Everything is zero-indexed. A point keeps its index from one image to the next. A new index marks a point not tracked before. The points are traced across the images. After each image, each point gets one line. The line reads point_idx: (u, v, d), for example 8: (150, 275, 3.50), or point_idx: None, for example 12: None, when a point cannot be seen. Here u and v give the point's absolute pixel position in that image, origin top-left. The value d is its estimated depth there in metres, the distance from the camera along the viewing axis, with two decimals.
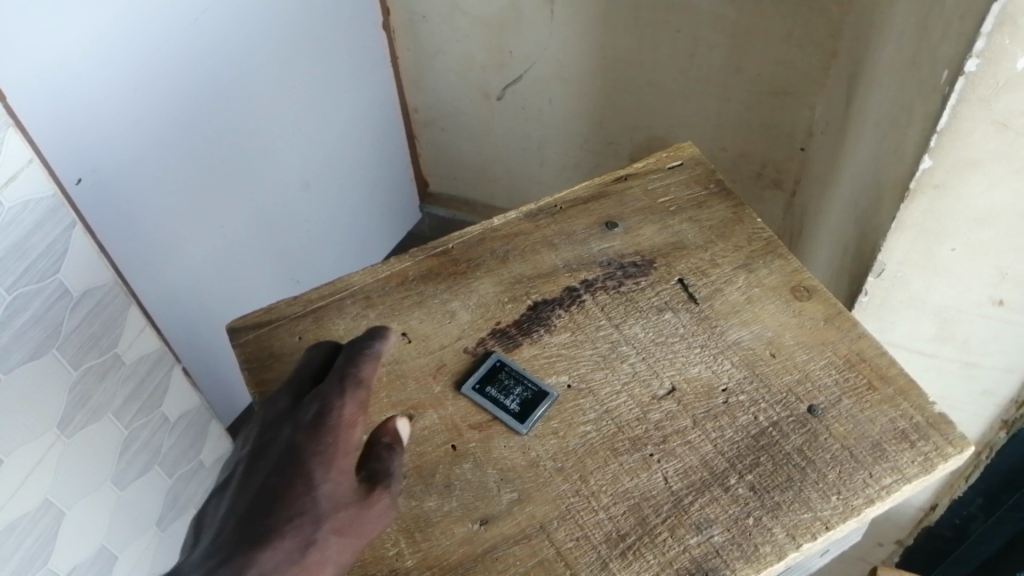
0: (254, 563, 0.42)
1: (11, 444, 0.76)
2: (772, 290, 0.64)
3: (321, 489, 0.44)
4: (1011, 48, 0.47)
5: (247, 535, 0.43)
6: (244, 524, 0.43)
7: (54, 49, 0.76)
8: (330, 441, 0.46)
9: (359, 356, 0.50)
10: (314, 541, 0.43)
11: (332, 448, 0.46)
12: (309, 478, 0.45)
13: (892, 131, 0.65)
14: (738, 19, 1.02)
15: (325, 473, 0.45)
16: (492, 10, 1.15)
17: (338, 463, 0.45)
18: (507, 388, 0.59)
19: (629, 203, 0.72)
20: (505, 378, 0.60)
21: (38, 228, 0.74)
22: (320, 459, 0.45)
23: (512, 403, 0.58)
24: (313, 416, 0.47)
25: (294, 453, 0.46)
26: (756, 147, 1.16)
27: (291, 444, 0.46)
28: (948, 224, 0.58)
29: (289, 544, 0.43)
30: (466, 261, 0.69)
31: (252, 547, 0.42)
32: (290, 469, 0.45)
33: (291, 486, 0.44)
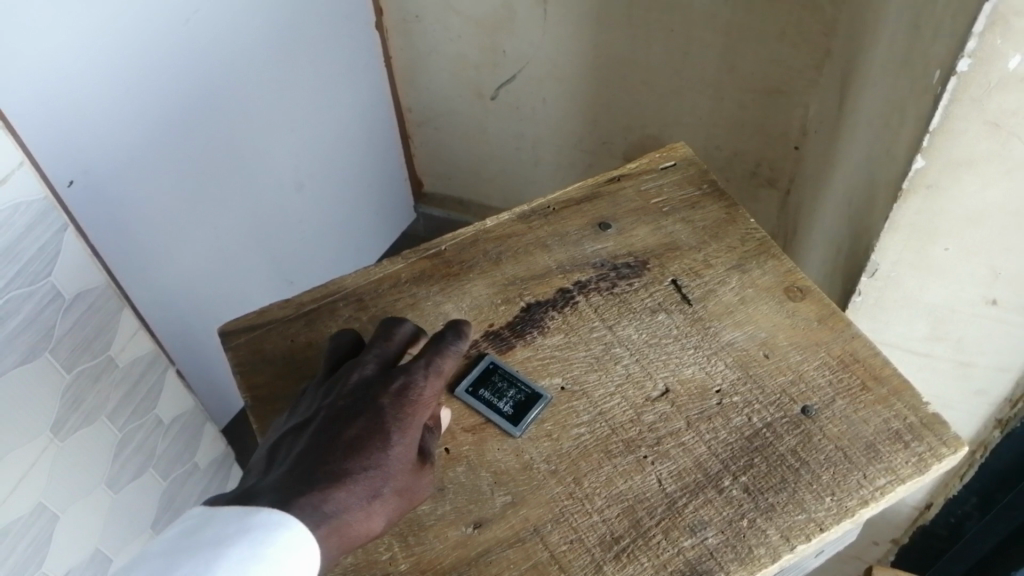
0: (329, 500, 0.46)
1: (4, 448, 0.76)
2: (765, 291, 0.64)
3: (395, 451, 0.49)
4: (1003, 47, 0.47)
5: (327, 473, 0.47)
6: (323, 463, 0.48)
7: (44, 50, 0.76)
8: (410, 412, 0.51)
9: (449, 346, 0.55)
10: (382, 494, 0.48)
11: (409, 419, 0.51)
12: (387, 439, 0.49)
13: (884, 130, 0.65)
14: (731, 18, 1.02)
15: (401, 437, 0.49)
16: (485, 9, 1.15)
17: (412, 433, 0.50)
18: (501, 390, 0.59)
19: (622, 204, 0.72)
20: (498, 381, 0.60)
21: (29, 231, 0.74)
22: (400, 424, 0.50)
23: (506, 406, 0.58)
24: (397, 385, 0.52)
25: (376, 413, 0.50)
26: (750, 146, 1.16)
27: (374, 405, 0.50)
28: (941, 224, 0.58)
29: (362, 490, 0.47)
30: (458, 263, 0.68)
31: (330, 487, 0.46)
32: (371, 425, 0.49)
33: (371, 441, 0.49)
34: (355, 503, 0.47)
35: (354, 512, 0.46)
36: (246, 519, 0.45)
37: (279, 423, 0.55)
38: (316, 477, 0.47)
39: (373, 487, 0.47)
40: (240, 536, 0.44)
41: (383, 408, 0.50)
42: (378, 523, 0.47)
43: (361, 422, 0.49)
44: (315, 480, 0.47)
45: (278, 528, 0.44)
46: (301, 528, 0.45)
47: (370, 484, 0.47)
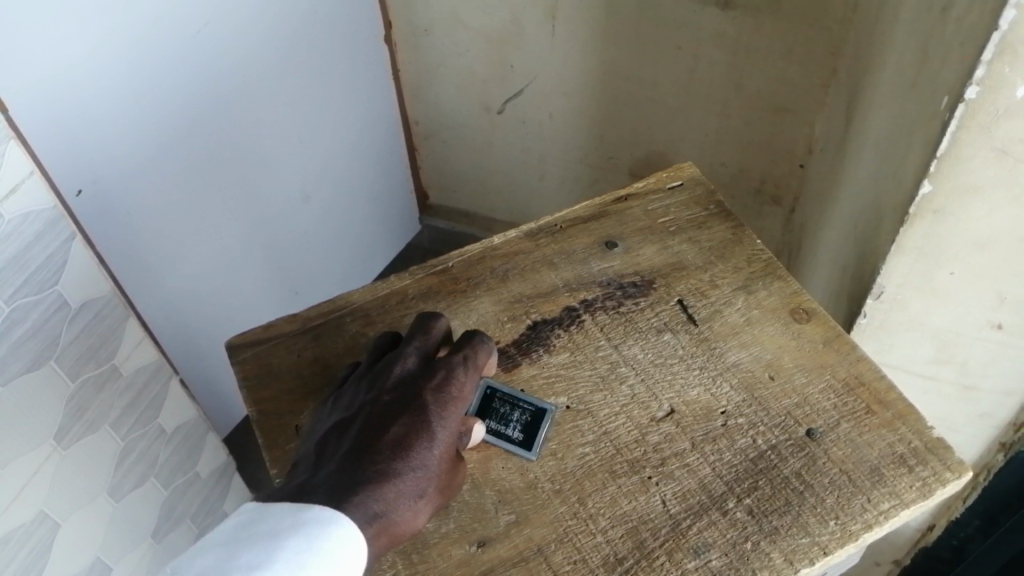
0: (378, 501, 0.48)
1: (7, 456, 0.76)
2: (771, 313, 0.64)
3: (438, 448, 0.51)
4: (1011, 76, 0.48)
5: (375, 474, 0.49)
6: (370, 461, 0.49)
7: (55, 61, 0.76)
8: (450, 409, 0.52)
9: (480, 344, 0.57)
10: (426, 492, 0.50)
11: (449, 418, 0.52)
12: (430, 436, 0.51)
13: (891, 154, 0.65)
14: (738, 36, 1.02)
15: (445, 433, 0.52)
16: (494, 24, 1.15)
17: (452, 429, 0.52)
18: (505, 416, 0.59)
19: (629, 223, 0.72)
20: (500, 406, 0.59)
21: (37, 240, 0.74)
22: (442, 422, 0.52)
23: (515, 431, 0.58)
24: (438, 381, 0.53)
25: (420, 409, 0.52)
26: (755, 163, 1.16)
27: (416, 401, 0.52)
28: (948, 249, 0.58)
29: (409, 488, 0.49)
30: (465, 279, 0.69)
31: (378, 486, 0.48)
32: (414, 423, 0.51)
33: (415, 440, 0.50)
34: (402, 501, 0.49)
35: (402, 511, 0.49)
36: (298, 515, 0.46)
37: (322, 413, 0.57)
38: (365, 476, 0.49)
39: (419, 484, 0.50)
40: (294, 529, 0.46)
41: (424, 405, 0.52)
42: (422, 519, 0.50)
43: (405, 419, 0.51)
44: (363, 479, 0.48)
45: (330, 524, 0.46)
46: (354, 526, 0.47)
47: (416, 481, 0.49)
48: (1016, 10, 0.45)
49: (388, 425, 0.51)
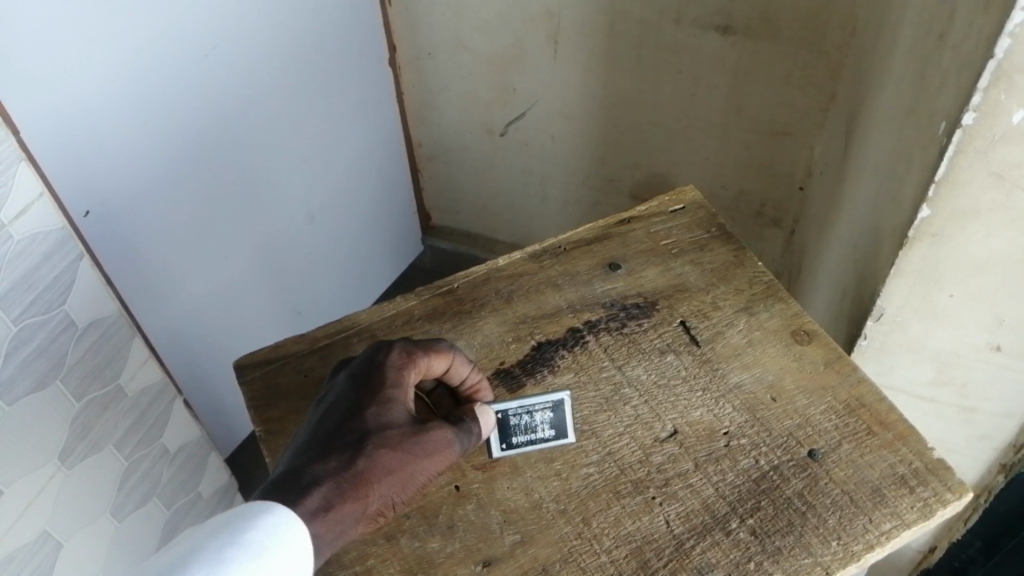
0: (315, 470, 0.49)
1: (11, 475, 0.76)
2: (773, 334, 0.65)
3: (376, 413, 0.52)
4: (1007, 102, 0.49)
5: (313, 451, 0.50)
6: (311, 443, 0.51)
7: (66, 84, 0.78)
8: (387, 376, 0.54)
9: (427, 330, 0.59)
10: (371, 452, 0.50)
11: (386, 385, 0.53)
12: (359, 406, 0.52)
13: (890, 178, 0.66)
14: (738, 61, 1.04)
15: (382, 400, 0.53)
16: (497, 48, 1.17)
17: (386, 394, 0.53)
18: (528, 424, 0.59)
19: (632, 245, 0.73)
20: (517, 418, 0.59)
21: (45, 261, 0.75)
22: (377, 389, 0.53)
23: (545, 429, 0.59)
24: (374, 360, 0.55)
25: (355, 388, 0.53)
26: (755, 186, 1.17)
27: (350, 383, 0.54)
28: (947, 272, 0.59)
29: (347, 454, 0.50)
30: (471, 300, 0.69)
31: (315, 459, 0.49)
32: (351, 401, 0.53)
33: (352, 413, 0.52)
34: (337, 466, 0.49)
35: (344, 474, 0.49)
36: (238, 514, 0.46)
37: None
38: (304, 456, 0.50)
39: (353, 448, 0.50)
40: (232, 527, 0.45)
41: (350, 384, 0.54)
42: (375, 481, 0.50)
43: (342, 401, 0.53)
44: (302, 459, 0.50)
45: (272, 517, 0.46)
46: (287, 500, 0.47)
47: (348, 446, 0.50)
48: (1010, 39, 0.46)
49: (328, 412, 0.53)
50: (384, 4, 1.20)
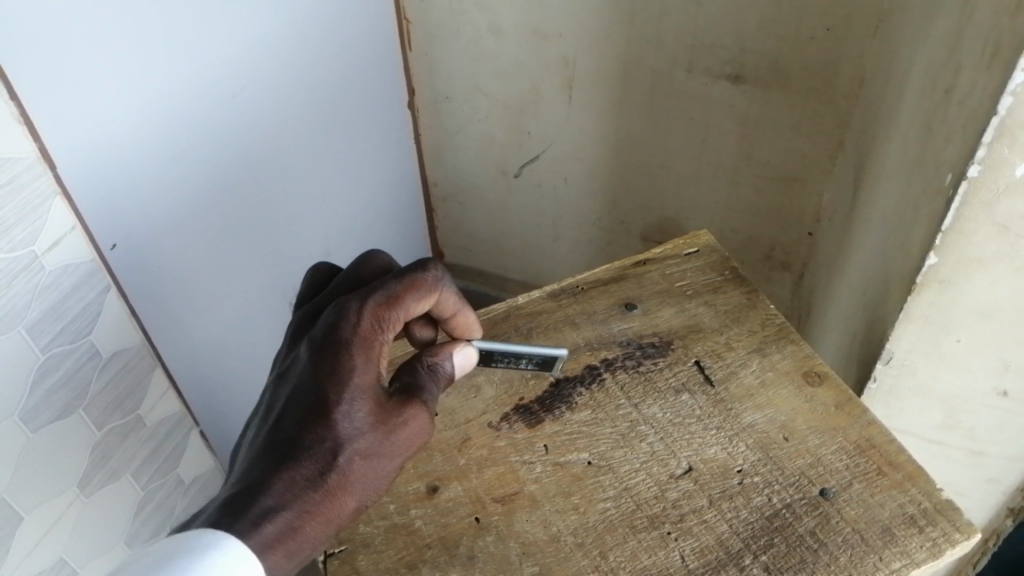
0: (281, 486, 0.49)
1: (33, 502, 0.78)
2: (784, 375, 0.66)
3: (343, 413, 0.51)
4: (1010, 157, 0.51)
5: (280, 460, 0.50)
6: (278, 444, 0.51)
7: (106, 124, 0.78)
8: (354, 361, 0.52)
9: (399, 277, 0.56)
10: (339, 462, 0.50)
11: (353, 375, 0.52)
12: (324, 399, 0.51)
13: (898, 225, 0.68)
14: (748, 109, 1.07)
15: (350, 394, 0.51)
16: (513, 91, 1.20)
17: (355, 389, 0.52)
18: (515, 362, 0.64)
19: (648, 286, 0.75)
20: (507, 359, 0.63)
21: (74, 291, 0.77)
22: (345, 377, 0.52)
23: (529, 364, 0.65)
24: (339, 334, 0.53)
25: (320, 374, 0.52)
26: (766, 230, 1.20)
27: (315, 364, 0.52)
28: (953, 319, 0.61)
29: (315, 465, 0.50)
30: (490, 337, 0.72)
31: (282, 473, 0.49)
32: (316, 392, 0.51)
33: (317, 412, 0.51)
34: (305, 484, 0.50)
35: (311, 491, 0.50)
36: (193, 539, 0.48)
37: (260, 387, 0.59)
38: (270, 463, 0.50)
39: (322, 461, 0.50)
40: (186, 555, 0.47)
41: (314, 366, 0.52)
42: (344, 492, 0.51)
43: (307, 390, 0.52)
44: (268, 467, 0.50)
45: (217, 551, 0.47)
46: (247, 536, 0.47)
47: (317, 459, 0.50)
48: (1012, 97, 0.48)
49: (294, 403, 0.52)
50: (404, 48, 1.24)
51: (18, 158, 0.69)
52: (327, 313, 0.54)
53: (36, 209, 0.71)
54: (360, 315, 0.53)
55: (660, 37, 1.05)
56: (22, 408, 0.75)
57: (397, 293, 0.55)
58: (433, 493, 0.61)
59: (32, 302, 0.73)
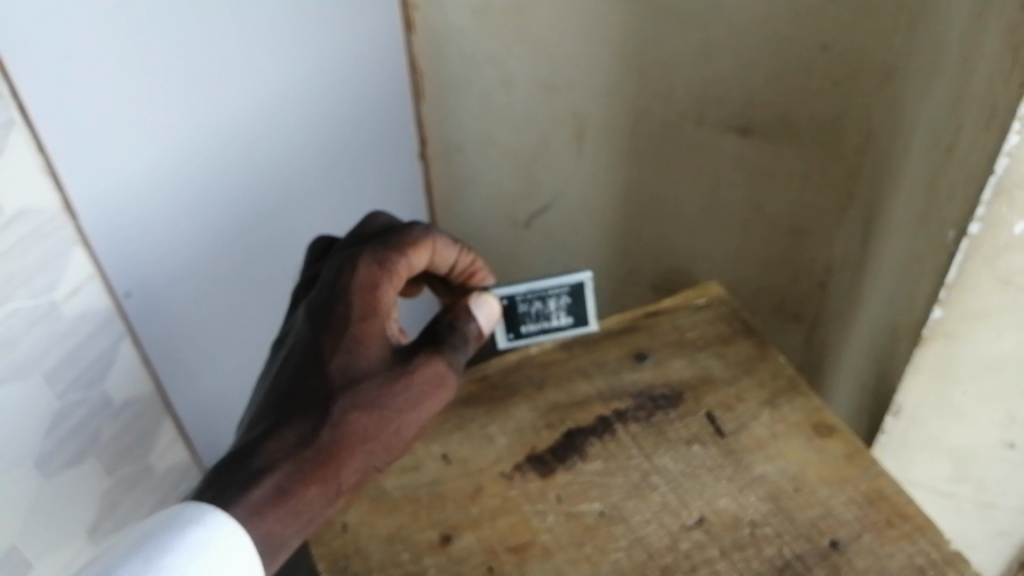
0: (285, 441, 0.56)
1: (39, 551, 0.80)
2: (794, 427, 0.67)
3: (341, 369, 0.58)
4: (1008, 214, 0.53)
5: (287, 418, 0.58)
6: (286, 405, 0.58)
7: (124, 176, 0.77)
8: (352, 315, 0.60)
9: (394, 237, 0.64)
10: (339, 413, 0.57)
11: (351, 332, 0.59)
12: (325, 357, 0.59)
13: (905, 279, 0.69)
14: (757, 162, 1.09)
15: (347, 348, 0.59)
16: (524, 143, 1.23)
17: (351, 342, 0.59)
18: (543, 308, 0.70)
19: (659, 337, 0.77)
20: (534, 304, 0.70)
21: (91, 339, 0.79)
22: (343, 329, 0.59)
23: (560, 309, 0.70)
24: (337, 293, 0.61)
25: (321, 334, 0.60)
26: (777, 282, 1.20)
27: (316, 324, 0.60)
28: (960, 373, 0.62)
29: (317, 420, 0.57)
30: (504, 387, 0.73)
31: (287, 429, 0.57)
32: (319, 351, 0.59)
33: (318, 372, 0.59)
34: (308, 436, 0.57)
35: (313, 443, 0.57)
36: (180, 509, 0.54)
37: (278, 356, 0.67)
38: (278, 422, 0.58)
39: (321, 415, 0.57)
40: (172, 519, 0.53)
41: (315, 326, 0.60)
42: (347, 442, 0.57)
43: (310, 350, 0.60)
44: (277, 424, 0.57)
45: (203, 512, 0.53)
46: (228, 511, 0.54)
47: (317, 413, 0.57)
48: (1007, 157, 0.51)
49: (300, 366, 0.60)
50: (417, 101, 1.26)
51: (41, 209, 0.71)
52: (326, 274, 0.63)
53: (57, 259, 0.73)
54: (356, 270, 0.61)
55: (668, 91, 1.08)
56: (36, 455, 0.77)
57: (389, 247, 0.63)
58: (447, 541, 0.61)
59: (50, 350, 0.75)
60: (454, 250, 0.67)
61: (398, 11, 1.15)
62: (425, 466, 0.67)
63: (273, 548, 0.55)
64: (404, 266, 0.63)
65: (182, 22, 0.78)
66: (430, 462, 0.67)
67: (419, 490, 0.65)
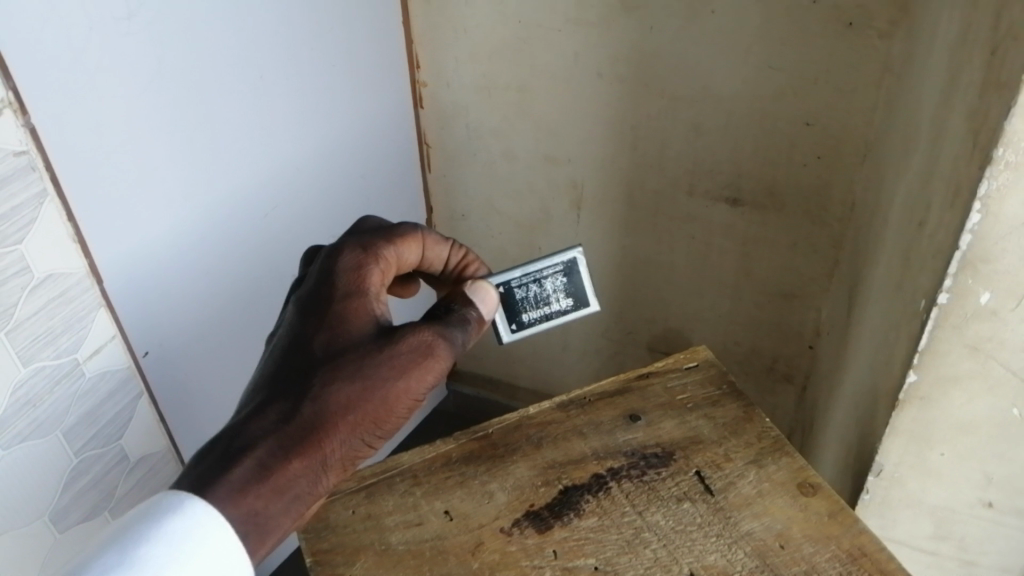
0: (267, 417, 0.55)
1: None
2: (780, 485, 0.70)
3: (327, 345, 0.58)
4: (975, 286, 0.57)
5: (272, 396, 0.57)
6: (271, 386, 0.57)
7: (144, 241, 0.81)
8: (342, 296, 0.60)
9: (386, 230, 0.65)
10: (323, 388, 0.56)
11: (338, 311, 0.59)
12: (312, 335, 0.58)
13: (883, 344, 0.73)
14: (748, 230, 1.14)
15: (335, 326, 0.58)
16: (524, 210, 1.28)
17: (338, 320, 0.59)
18: (540, 293, 0.72)
19: (651, 398, 0.80)
20: (531, 289, 0.71)
21: (110, 397, 0.82)
22: (333, 307, 0.59)
23: (557, 291, 0.72)
24: (328, 279, 0.61)
25: (310, 317, 0.59)
26: (768, 343, 1.24)
27: (305, 306, 0.60)
28: (935, 433, 0.65)
29: (301, 395, 0.56)
30: (503, 445, 0.77)
31: (271, 406, 0.56)
32: (307, 332, 0.59)
33: (305, 351, 0.58)
34: (291, 411, 0.55)
35: (297, 418, 0.55)
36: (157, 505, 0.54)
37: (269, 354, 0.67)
38: (262, 401, 0.56)
39: (305, 389, 0.56)
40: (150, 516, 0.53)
41: (303, 311, 0.60)
42: (332, 416, 0.56)
43: (300, 331, 0.59)
44: (261, 403, 0.56)
45: (177, 503, 0.53)
46: (210, 490, 0.53)
47: (302, 387, 0.56)
48: (970, 235, 0.55)
49: (288, 348, 0.59)
50: (423, 170, 1.32)
51: (70, 274, 0.74)
52: (315, 264, 0.63)
53: (81, 319, 0.76)
54: (345, 256, 0.62)
55: (661, 163, 1.13)
56: (52, 511, 0.79)
57: (382, 237, 0.64)
58: None
59: (70, 407, 0.78)
60: (446, 250, 0.70)
61: (407, 87, 1.22)
62: (427, 522, 0.70)
63: (257, 526, 0.54)
64: (392, 255, 0.64)
65: (202, 98, 0.83)
66: (432, 518, 0.70)
67: (422, 545, 0.68)
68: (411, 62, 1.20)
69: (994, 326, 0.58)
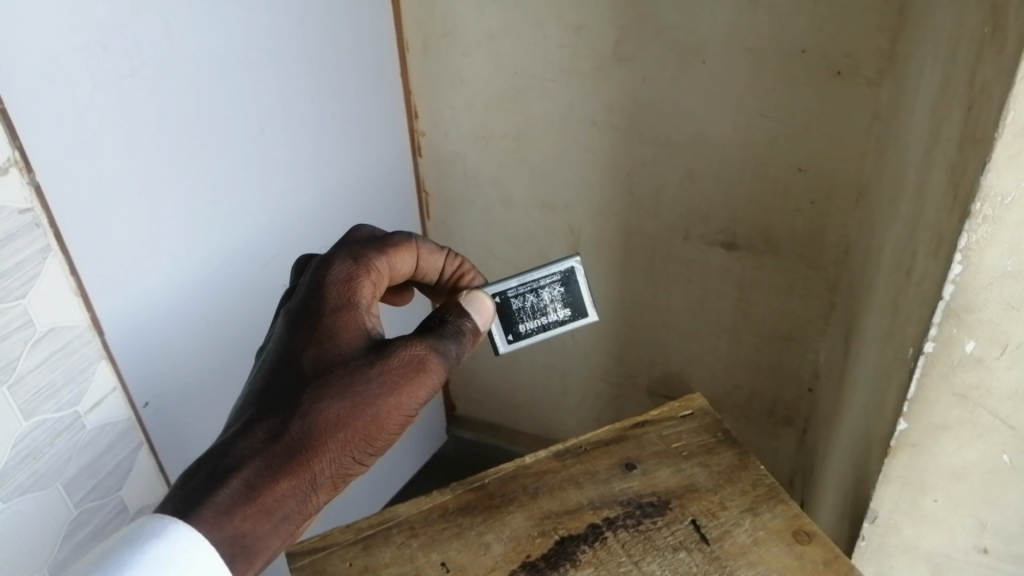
0: (256, 436, 0.56)
1: None
2: (775, 533, 0.70)
3: (317, 360, 0.58)
4: (959, 336, 0.58)
5: (261, 415, 0.57)
6: (261, 404, 0.58)
7: (144, 293, 0.82)
8: (332, 310, 0.60)
9: (377, 241, 0.66)
10: (313, 405, 0.56)
11: (327, 326, 0.59)
12: (302, 351, 0.58)
13: (875, 390, 0.74)
14: (743, 275, 1.15)
15: (324, 341, 0.58)
16: (522, 257, 1.30)
17: (328, 335, 0.59)
18: (538, 301, 0.72)
19: (646, 447, 0.81)
20: (529, 298, 0.72)
21: (110, 449, 0.83)
22: (323, 321, 0.59)
23: (555, 299, 0.73)
24: (318, 292, 0.61)
25: (299, 331, 0.60)
26: (767, 386, 1.24)
27: (295, 320, 0.60)
28: (928, 480, 0.65)
29: (291, 413, 0.56)
30: (500, 495, 0.77)
31: (260, 425, 0.56)
32: (296, 347, 0.59)
33: (295, 368, 0.58)
34: (280, 429, 0.56)
35: (286, 437, 0.56)
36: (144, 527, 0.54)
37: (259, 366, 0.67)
38: (252, 420, 0.57)
39: (295, 407, 0.56)
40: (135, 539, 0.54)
41: (293, 325, 0.60)
42: (321, 433, 0.56)
43: (290, 346, 0.59)
44: (251, 421, 0.57)
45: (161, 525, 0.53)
46: (197, 512, 0.53)
47: (292, 404, 0.56)
48: (953, 285, 0.56)
49: (278, 364, 0.59)
50: (423, 218, 1.33)
51: (71, 326, 0.75)
52: (305, 275, 0.63)
53: (83, 372, 0.77)
54: (336, 267, 0.62)
55: (656, 209, 1.15)
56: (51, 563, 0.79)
57: (372, 247, 0.65)
58: None
59: (71, 459, 0.78)
60: (440, 258, 0.71)
61: (406, 137, 1.24)
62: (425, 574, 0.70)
63: (245, 545, 0.54)
64: (383, 266, 0.64)
65: (203, 155, 0.85)
66: (429, 569, 0.70)
67: None
68: (411, 113, 1.23)
69: (980, 373, 0.59)
